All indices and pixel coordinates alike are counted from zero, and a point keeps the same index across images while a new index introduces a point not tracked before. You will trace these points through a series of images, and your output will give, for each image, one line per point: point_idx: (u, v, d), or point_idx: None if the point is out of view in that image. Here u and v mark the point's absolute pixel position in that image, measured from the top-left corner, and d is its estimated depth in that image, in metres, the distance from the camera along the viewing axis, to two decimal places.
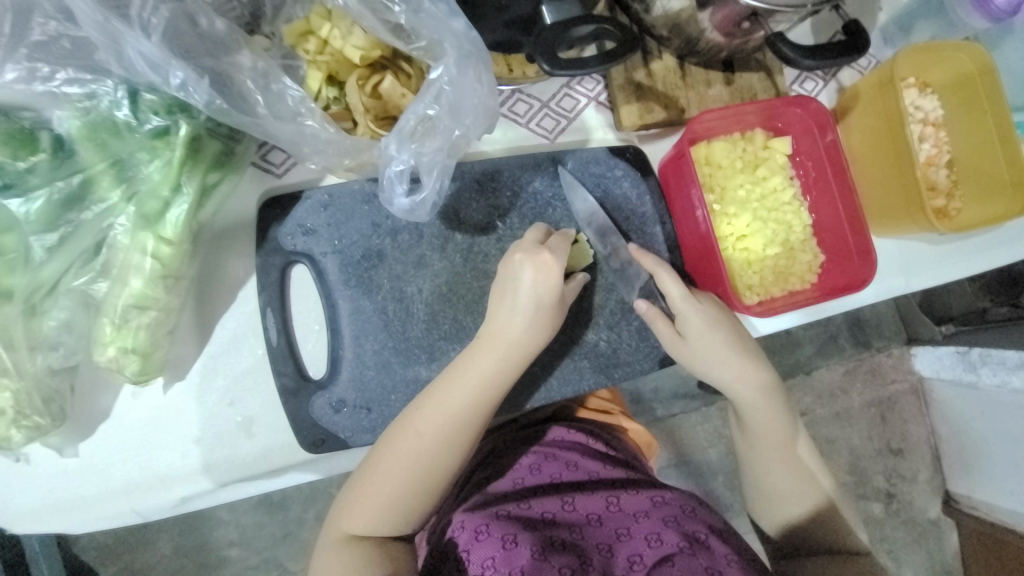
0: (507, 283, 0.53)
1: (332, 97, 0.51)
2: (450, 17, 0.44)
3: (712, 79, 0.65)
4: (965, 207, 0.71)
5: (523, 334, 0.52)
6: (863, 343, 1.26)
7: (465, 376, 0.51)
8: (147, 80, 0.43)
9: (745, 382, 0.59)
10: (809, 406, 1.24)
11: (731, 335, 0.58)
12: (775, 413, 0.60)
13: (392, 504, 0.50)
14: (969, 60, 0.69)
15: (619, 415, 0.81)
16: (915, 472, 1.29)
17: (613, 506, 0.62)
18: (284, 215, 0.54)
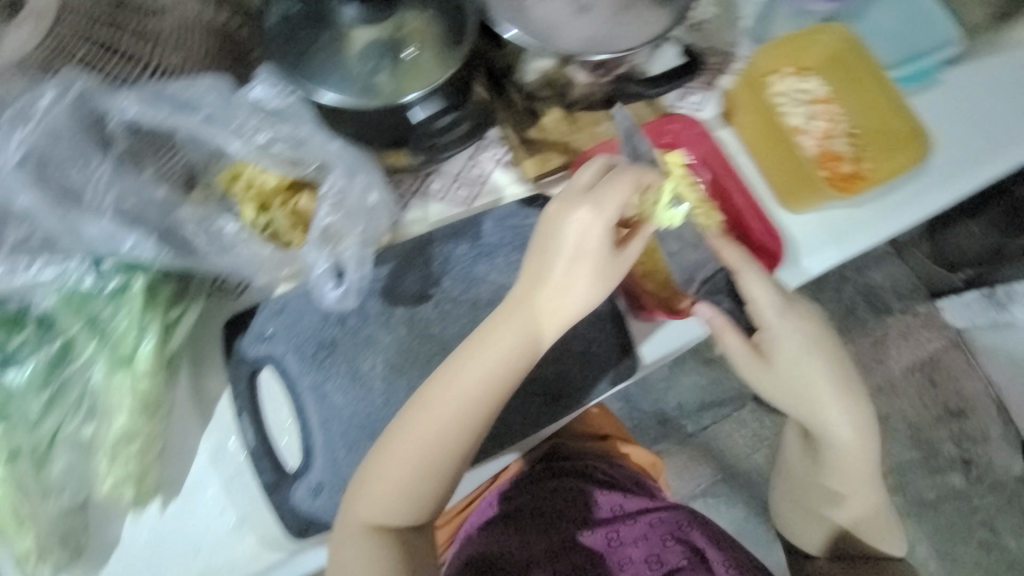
0: (552, 240, 0.53)
1: (265, 222, 0.59)
2: (326, 142, 0.57)
3: (599, 118, 0.72)
4: (877, 166, 0.73)
5: (562, 300, 0.53)
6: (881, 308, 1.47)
7: (521, 347, 0.53)
8: (104, 249, 0.51)
9: (846, 428, 0.64)
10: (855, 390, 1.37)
11: (834, 371, 0.63)
12: (869, 457, 0.66)
13: (408, 482, 0.53)
14: (834, 38, 0.74)
15: (615, 439, 0.90)
16: (986, 432, 1.40)
17: (616, 537, 0.75)
18: (244, 327, 0.61)
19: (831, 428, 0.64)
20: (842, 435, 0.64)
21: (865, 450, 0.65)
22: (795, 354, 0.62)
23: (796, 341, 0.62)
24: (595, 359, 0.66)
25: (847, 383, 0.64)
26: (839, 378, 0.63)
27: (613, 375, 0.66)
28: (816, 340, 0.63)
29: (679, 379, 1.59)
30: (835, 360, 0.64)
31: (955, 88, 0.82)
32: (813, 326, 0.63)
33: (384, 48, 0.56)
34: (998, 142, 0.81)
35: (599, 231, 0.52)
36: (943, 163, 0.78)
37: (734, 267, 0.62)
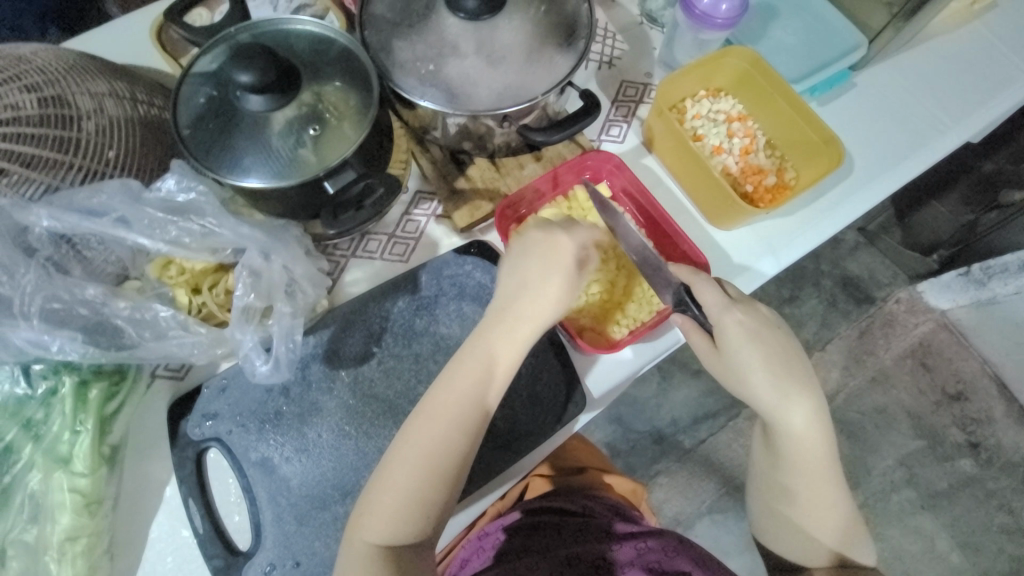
0: (516, 257, 0.59)
1: (202, 302, 0.61)
2: (239, 225, 0.59)
3: (524, 161, 0.75)
4: (799, 174, 0.76)
5: (537, 305, 0.58)
6: (865, 298, 1.65)
7: (504, 349, 0.56)
8: (33, 354, 0.54)
9: (794, 411, 0.60)
10: (841, 381, 1.59)
11: (777, 351, 0.60)
12: (820, 440, 0.62)
13: (409, 494, 0.52)
14: (740, 58, 0.76)
15: (597, 471, 0.88)
16: (986, 411, 1.57)
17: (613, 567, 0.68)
18: (189, 409, 0.61)
19: (787, 417, 0.61)
20: (798, 422, 0.61)
21: (823, 442, 0.62)
22: (740, 344, 0.60)
23: (743, 335, 0.60)
24: (542, 401, 0.66)
25: (795, 370, 0.61)
26: (782, 362, 0.61)
27: (563, 413, 0.65)
28: (764, 333, 0.60)
29: (670, 394, 1.58)
30: (776, 346, 0.61)
31: (868, 90, 0.85)
32: (755, 319, 0.61)
33: (300, 124, 0.59)
34: (917, 136, 0.84)
35: (571, 248, 0.59)
36: (866, 163, 0.80)
37: (690, 280, 0.63)
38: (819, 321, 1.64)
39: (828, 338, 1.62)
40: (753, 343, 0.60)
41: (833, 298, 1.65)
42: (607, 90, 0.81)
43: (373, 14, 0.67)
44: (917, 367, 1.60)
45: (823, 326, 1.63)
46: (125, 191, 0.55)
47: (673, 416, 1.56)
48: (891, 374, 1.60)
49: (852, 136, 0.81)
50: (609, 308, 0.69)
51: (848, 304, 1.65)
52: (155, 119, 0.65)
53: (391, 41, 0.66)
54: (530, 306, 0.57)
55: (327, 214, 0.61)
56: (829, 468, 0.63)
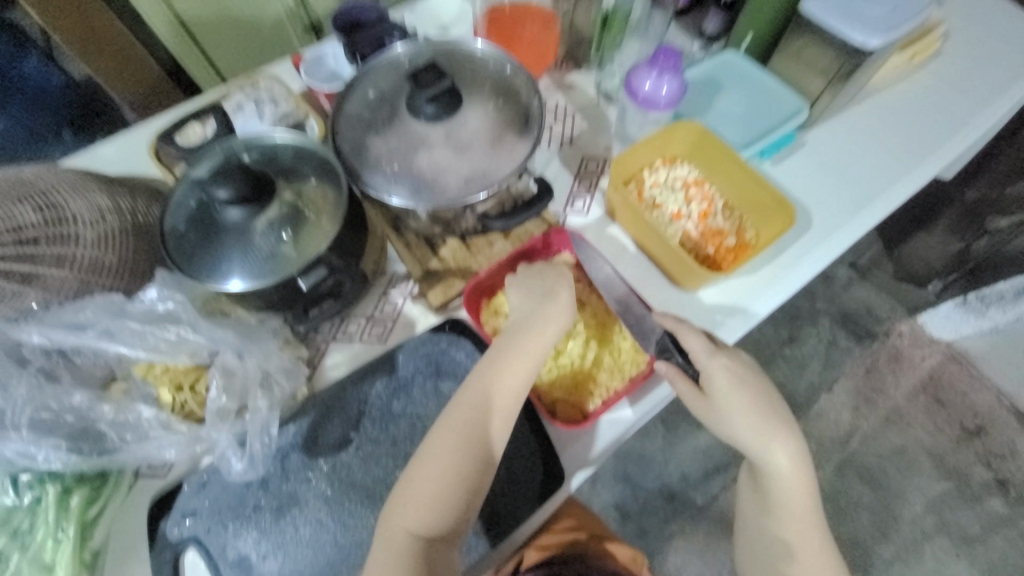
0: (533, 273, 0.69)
1: (185, 399, 0.61)
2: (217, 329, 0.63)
3: (493, 239, 0.79)
4: (759, 232, 0.79)
5: (556, 311, 0.65)
6: (868, 334, 1.63)
7: (529, 348, 0.62)
8: (21, 464, 0.56)
9: (778, 453, 0.62)
10: (854, 423, 1.54)
11: (759, 397, 0.63)
12: (805, 486, 0.63)
13: (442, 483, 0.56)
14: (689, 131, 0.82)
15: (596, 539, 0.85)
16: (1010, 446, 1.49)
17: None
18: (167, 510, 0.62)
19: (770, 456, 0.63)
20: (781, 462, 0.63)
21: (806, 481, 0.63)
22: (726, 387, 0.62)
23: (731, 378, 0.62)
24: (519, 480, 0.65)
25: (774, 412, 0.63)
26: (764, 405, 0.63)
27: (542, 491, 0.64)
28: (746, 377, 0.63)
29: (677, 448, 1.53)
30: (757, 390, 0.63)
31: (818, 148, 0.90)
32: (738, 364, 0.64)
33: (281, 224, 0.63)
34: (873, 186, 0.87)
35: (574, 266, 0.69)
36: (825, 215, 0.84)
37: (675, 328, 0.65)
38: (822, 361, 1.61)
39: (833, 379, 1.59)
40: (737, 387, 0.62)
41: (832, 336, 1.64)
42: (569, 167, 0.87)
43: (346, 120, 0.74)
44: (931, 403, 1.55)
45: (826, 366, 1.60)
46: (108, 307, 0.60)
47: (682, 471, 1.51)
48: (905, 413, 1.55)
49: (808, 191, 0.85)
50: (579, 380, 0.69)
51: (847, 342, 1.63)
52: (150, 227, 0.70)
53: (362, 142, 0.72)
54: (547, 318, 0.64)
55: (300, 307, 0.66)
56: (813, 506, 0.64)
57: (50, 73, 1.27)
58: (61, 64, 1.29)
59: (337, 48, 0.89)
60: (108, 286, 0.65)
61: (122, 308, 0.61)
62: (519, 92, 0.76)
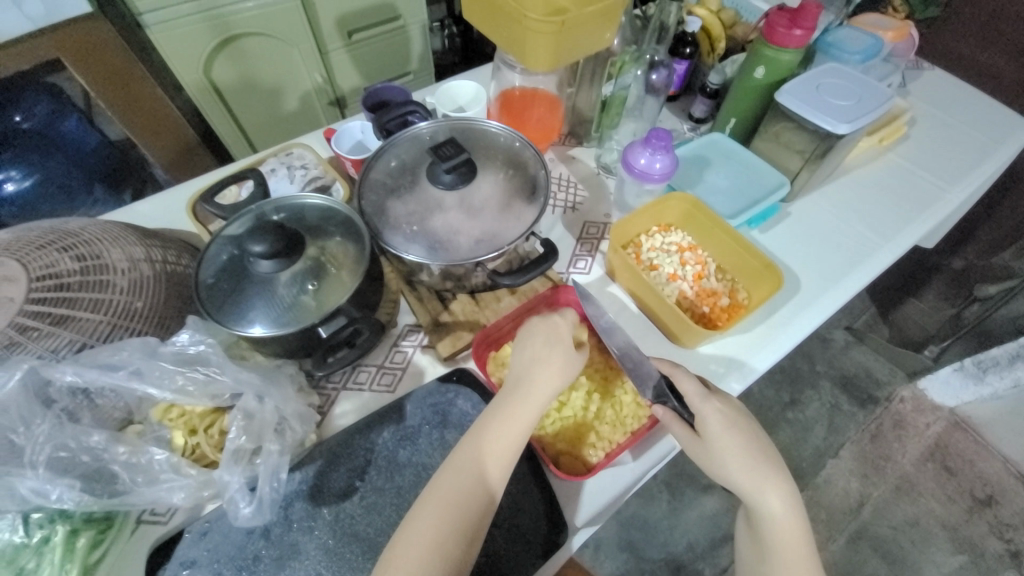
0: (526, 333, 0.70)
1: (197, 441, 0.64)
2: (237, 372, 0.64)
3: (501, 294, 0.84)
4: (750, 294, 0.84)
5: (549, 375, 0.66)
6: (869, 399, 1.69)
7: (520, 412, 0.64)
8: (34, 502, 0.57)
9: (774, 499, 0.63)
10: (864, 492, 1.52)
11: (752, 441, 0.65)
12: (803, 535, 0.63)
13: (429, 548, 0.56)
14: (681, 202, 0.90)
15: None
16: None
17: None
18: (169, 558, 0.62)
19: (765, 503, 0.63)
20: (777, 509, 0.63)
21: (803, 531, 0.63)
22: (720, 431, 0.64)
23: (725, 421, 0.64)
24: (524, 535, 0.64)
25: (767, 459, 0.64)
26: (757, 450, 0.64)
27: (545, 546, 0.64)
28: (738, 421, 0.65)
29: (681, 514, 1.49)
30: (749, 435, 0.65)
31: (801, 218, 0.98)
32: (731, 408, 0.66)
33: (304, 277, 0.69)
34: (856, 254, 0.93)
35: (567, 326, 0.70)
36: (811, 278, 0.89)
37: (671, 373, 0.68)
38: (825, 424, 1.65)
39: (840, 445, 1.61)
40: (730, 432, 0.64)
41: (834, 401, 1.69)
42: (572, 230, 0.94)
43: (370, 185, 0.82)
44: (941, 472, 1.51)
45: (829, 430, 1.64)
46: (143, 348, 0.63)
47: (688, 540, 1.45)
48: (915, 481, 1.51)
49: (796, 257, 0.92)
50: (582, 433, 0.71)
51: (850, 407, 1.68)
52: (181, 276, 0.76)
53: (384, 205, 0.79)
54: (538, 381, 0.65)
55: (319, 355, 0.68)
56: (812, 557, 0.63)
57: (87, 133, 1.50)
58: (100, 126, 1.52)
59: (364, 123, 0.99)
60: (139, 330, 0.69)
61: (152, 350, 0.64)
62: (527, 164, 0.84)
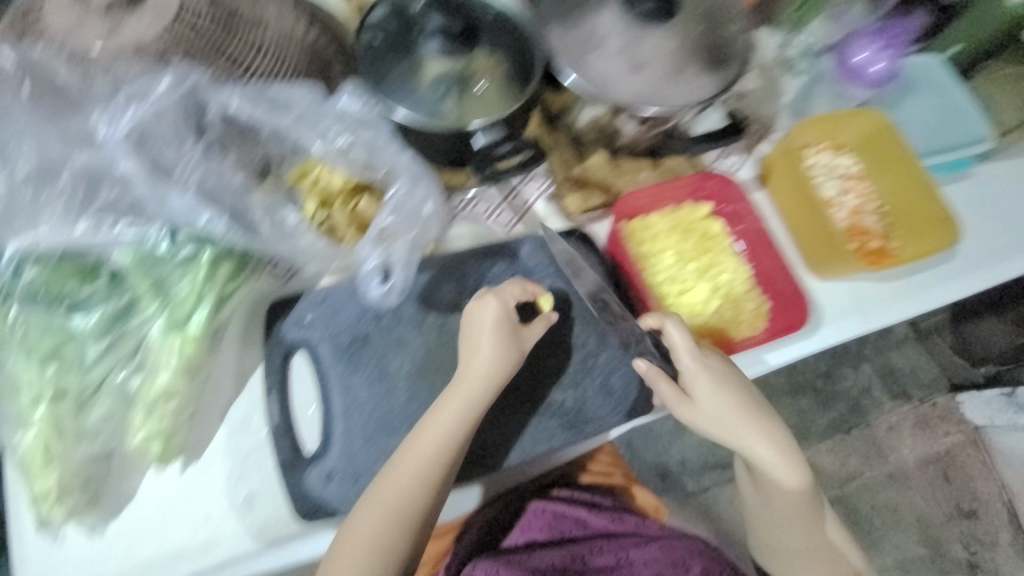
0: (473, 323, 0.60)
1: (323, 217, 0.63)
2: (403, 152, 0.61)
3: (641, 166, 0.76)
4: (905, 246, 0.75)
5: (486, 368, 0.58)
6: (902, 394, 1.54)
7: (449, 413, 0.57)
8: (183, 221, 0.57)
9: (761, 452, 0.63)
10: (857, 468, 1.50)
11: (739, 398, 0.62)
12: (805, 482, 0.64)
13: (382, 529, 0.54)
14: (871, 122, 0.78)
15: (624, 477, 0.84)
16: (993, 535, 1.47)
17: (623, 560, 0.70)
18: (287, 312, 0.64)
19: (759, 454, 0.63)
20: (774, 461, 0.63)
21: (799, 478, 0.64)
22: (709, 389, 0.62)
23: (709, 380, 0.62)
24: (614, 393, 0.66)
25: (755, 413, 0.63)
26: (750, 407, 0.63)
27: (631, 411, 0.66)
28: (731, 379, 0.62)
29: (685, 435, 1.55)
30: (744, 392, 0.63)
31: (989, 181, 0.83)
32: (722, 366, 0.63)
33: (451, 81, 0.62)
34: None
35: (505, 314, 0.60)
36: (974, 249, 0.80)
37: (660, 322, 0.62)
38: (847, 406, 1.53)
39: (854, 423, 1.52)
40: (719, 388, 0.62)
41: (869, 384, 1.55)
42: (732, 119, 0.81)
43: None
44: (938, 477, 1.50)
45: (851, 411, 1.53)
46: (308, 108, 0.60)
47: (682, 457, 1.54)
48: (912, 477, 1.51)
49: (973, 221, 0.81)
50: (694, 325, 0.68)
51: (881, 393, 1.54)
52: (328, 58, 0.64)
53: (549, 20, 0.67)
54: (462, 389, 0.58)
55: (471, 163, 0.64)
56: (812, 495, 0.66)
57: None
58: None
59: None
60: (269, 82, 0.59)
61: (317, 104, 0.60)
62: (728, 23, 0.70)
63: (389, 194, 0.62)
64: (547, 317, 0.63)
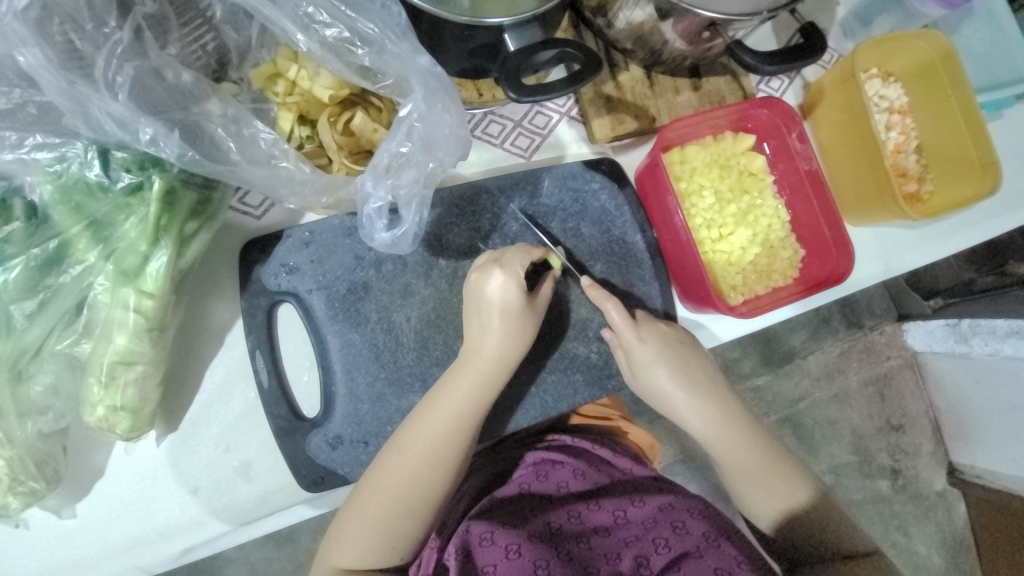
0: (475, 298, 0.53)
1: (306, 136, 0.51)
2: (416, 53, 0.45)
3: (680, 86, 0.65)
4: (937, 190, 0.71)
5: (499, 347, 0.52)
6: (855, 322, 1.18)
7: (457, 397, 0.51)
8: (117, 139, 0.43)
9: (699, 407, 0.59)
10: (806, 391, 1.17)
11: (673, 362, 0.58)
12: (740, 430, 0.59)
13: (387, 521, 0.50)
14: (930, 47, 0.69)
15: (619, 419, 0.75)
16: (917, 446, 1.22)
17: (621, 518, 0.58)
18: (267, 255, 0.54)
19: (698, 412, 0.59)
20: (703, 416, 0.59)
21: (733, 425, 0.59)
22: (647, 365, 0.57)
23: (649, 340, 0.58)
24: None
25: (693, 370, 0.59)
26: (692, 378, 0.59)
27: None
28: (669, 350, 0.58)
29: None
30: (683, 362, 0.59)
31: None
32: (660, 337, 0.58)
33: None
34: None
35: (513, 285, 0.52)
36: (1015, 192, 0.74)
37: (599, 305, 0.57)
38: (808, 330, 1.17)
39: (809, 350, 1.17)
40: (657, 360, 0.58)
41: (824, 312, 1.18)
42: (779, 36, 0.70)
43: None
44: (873, 397, 1.20)
45: (811, 336, 1.17)
46: None
47: None
48: (852, 393, 1.19)
49: (1018, 164, 0.75)
50: (729, 273, 0.63)
51: (837, 322, 1.18)
52: None
53: None
54: (472, 369, 0.52)
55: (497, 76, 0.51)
56: (773, 463, 0.59)
57: None
58: None
59: None
60: None
61: None
62: None
63: (402, 111, 0.47)
64: (554, 276, 0.55)
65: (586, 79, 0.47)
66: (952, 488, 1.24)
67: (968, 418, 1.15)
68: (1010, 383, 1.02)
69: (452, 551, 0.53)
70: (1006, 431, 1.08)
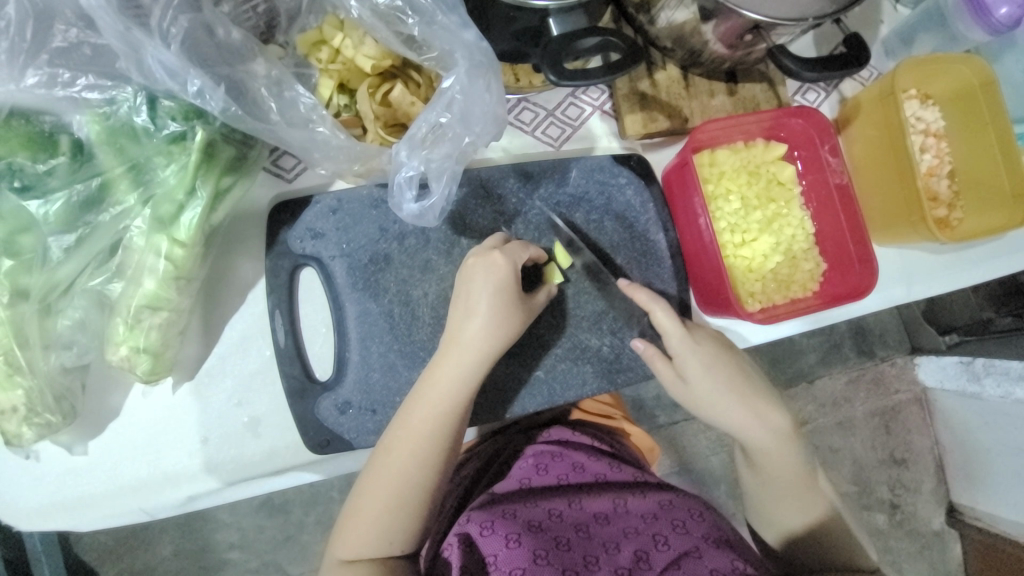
0: (461, 287, 0.53)
1: (343, 104, 0.52)
2: (462, 28, 0.45)
3: (716, 89, 0.65)
4: (966, 218, 0.69)
5: (485, 333, 0.51)
6: (866, 351, 1.17)
7: (442, 384, 0.51)
8: (166, 88, 0.44)
9: (753, 426, 0.58)
10: (811, 415, 1.15)
11: (733, 375, 0.58)
12: (786, 453, 0.58)
13: (381, 517, 0.50)
14: (969, 71, 0.68)
15: (621, 419, 0.75)
16: (918, 482, 1.20)
17: (620, 510, 0.58)
18: (294, 220, 0.55)
19: (751, 434, 0.58)
20: (761, 437, 0.58)
21: (785, 449, 0.58)
22: (698, 371, 0.57)
23: (707, 351, 0.57)
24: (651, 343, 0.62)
25: (755, 390, 0.58)
26: (744, 385, 0.58)
27: None
28: (723, 355, 0.58)
29: None
30: (736, 376, 0.58)
31: None
32: (714, 343, 0.58)
33: None
34: None
35: (506, 271, 0.52)
36: None
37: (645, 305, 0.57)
38: (819, 354, 1.15)
39: (819, 374, 1.15)
40: (711, 368, 0.57)
41: (836, 338, 1.16)
42: (820, 48, 0.69)
43: None
44: (879, 429, 1.18)
45: (821, 360, 1.15)
46: None
47: None
48: (858, 423, 1.17)
49: None
50: (750, 280, 0.63)
51: (848, 349, 1.16)
52: None
53: None
54: (453, 357, 0.51)
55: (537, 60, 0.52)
56: (806, 480, 0.59)
57: None
58: None
59: None
60: None
61: None
62: None
63: (443, 84, 0.48)
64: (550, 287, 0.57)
65: (626, 69, 0.48)
66: (950, 529, 1.21)
67: (973, 459, 1.12)
68: (1018, 427, 1.00)
69: (453, 541, 0.54)
70: (1010, 475, 1.05)
